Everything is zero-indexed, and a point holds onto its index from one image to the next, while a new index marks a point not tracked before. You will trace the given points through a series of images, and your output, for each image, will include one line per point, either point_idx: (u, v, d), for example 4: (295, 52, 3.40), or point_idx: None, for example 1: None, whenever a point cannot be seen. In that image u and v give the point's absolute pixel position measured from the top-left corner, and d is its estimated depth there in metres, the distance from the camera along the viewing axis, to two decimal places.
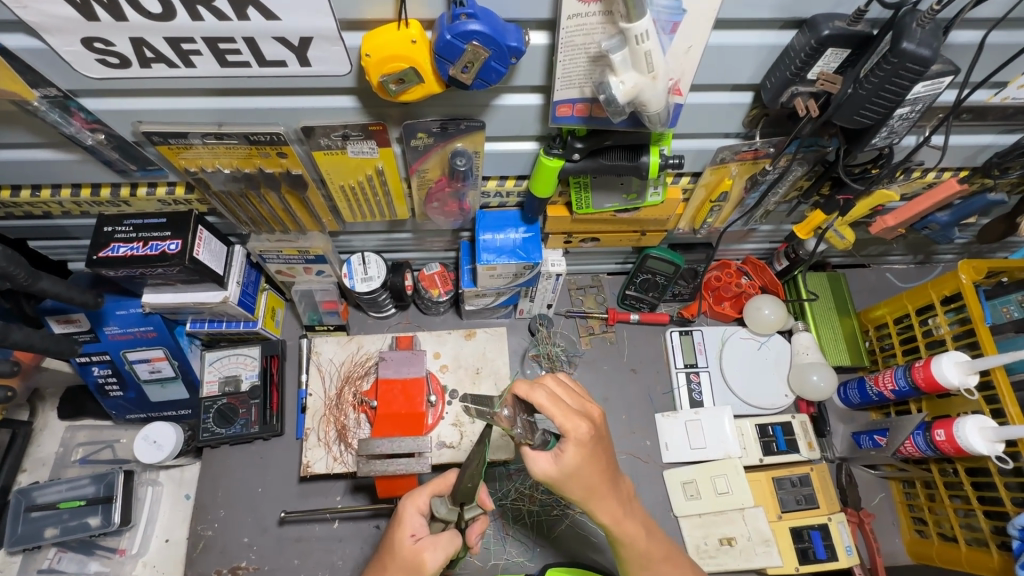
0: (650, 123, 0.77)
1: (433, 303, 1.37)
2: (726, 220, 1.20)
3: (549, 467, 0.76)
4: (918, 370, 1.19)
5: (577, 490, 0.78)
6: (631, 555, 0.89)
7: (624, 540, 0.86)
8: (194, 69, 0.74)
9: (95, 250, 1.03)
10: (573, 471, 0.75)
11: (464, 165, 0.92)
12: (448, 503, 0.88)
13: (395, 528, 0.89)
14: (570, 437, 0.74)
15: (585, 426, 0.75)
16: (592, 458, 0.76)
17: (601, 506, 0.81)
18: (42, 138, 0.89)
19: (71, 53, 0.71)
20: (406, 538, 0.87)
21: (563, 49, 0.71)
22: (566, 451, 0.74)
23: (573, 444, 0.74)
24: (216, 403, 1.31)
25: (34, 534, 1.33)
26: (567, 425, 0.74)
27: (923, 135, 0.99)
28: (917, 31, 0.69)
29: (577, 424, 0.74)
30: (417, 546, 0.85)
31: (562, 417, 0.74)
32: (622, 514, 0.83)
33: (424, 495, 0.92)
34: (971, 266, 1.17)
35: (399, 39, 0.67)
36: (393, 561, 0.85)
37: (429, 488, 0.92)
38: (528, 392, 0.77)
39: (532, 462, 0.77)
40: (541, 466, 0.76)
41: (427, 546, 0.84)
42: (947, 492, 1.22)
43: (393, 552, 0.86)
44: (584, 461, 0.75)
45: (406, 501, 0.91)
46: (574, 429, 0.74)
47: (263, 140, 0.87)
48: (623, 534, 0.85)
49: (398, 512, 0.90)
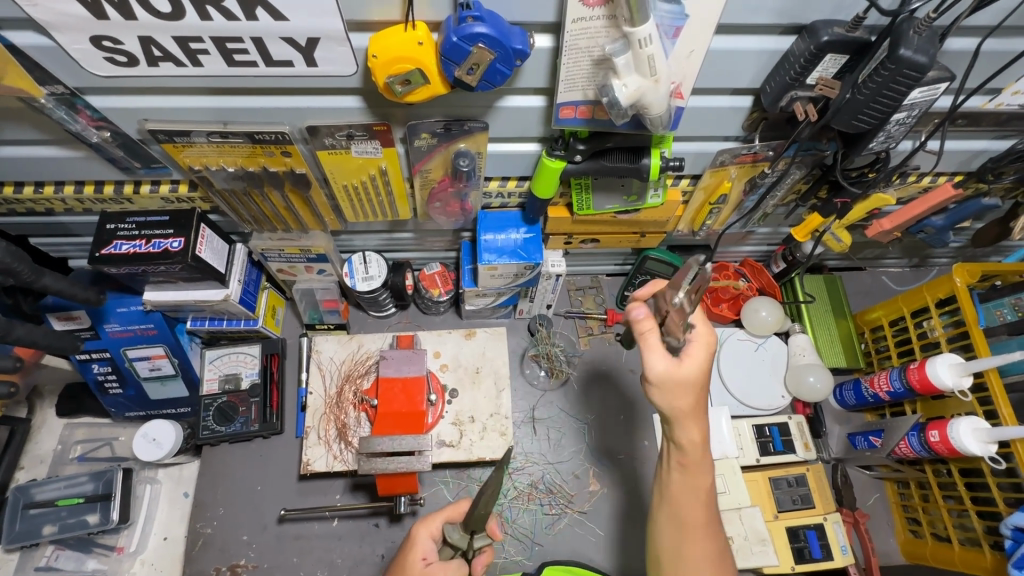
0: (652, 126, 0.78)
1: (434, 303, 1.38)
2: (725, 223, 1.21)
3: (668, 366, 0.81)
4: (913, 372, 1.20)
5: (685, 402, 0.82)
6: (685, 486, 0.89)
7: (689, 465, 0.87)
8: (201, 68, 0.75)
9: (98, 247, 1.04)
10: (690, 379, 0.82)
11: (467, 165, 0.93)
12: (461, 530, 0.85)
13: (407, 551, 0.91)
14: (696, 340, 0.83)
15: (711, 332, 0.84)
16: (709, 376, 0.83)
17: (686, 429, 0.84)
18: (47, 135, 0.89)
19: (79, 51, 0.71)
20: (417, 561, 0.89)
21: (567, 52, 0.72)
22: (693, 351, 0.82)
23: (700, 349, 0.82)
24: (216, 401, 1.32)
25: (31, 532, 1.33)
26: (699, 327, 0.83)
27: (919, 139, 1.00)
28: (914, 38, 0.70)
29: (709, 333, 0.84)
30: (427, 569, 0.87)
31: (696, 317, 0.83)
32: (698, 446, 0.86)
33: (437, 520, 0.93)
34: (965, 269, 1.18)
35: (405, 41, 0.68)
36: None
37: (443, 514, 0.93)
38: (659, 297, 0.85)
39: (649, 362, 0.82)
40: (657, 364, 0.81)
41: (436, 571, 0.85)
42: (940, 493, 1.23)
43: (402, 571, 0.88)
44: (703, 373, 0.83)
45: (419, 524, 0.93)
46: (701, 338, 0.83)
47: (268, 139, 0.88)
48: (693, 460, 0.87)
49: (411, 535, 0.92)
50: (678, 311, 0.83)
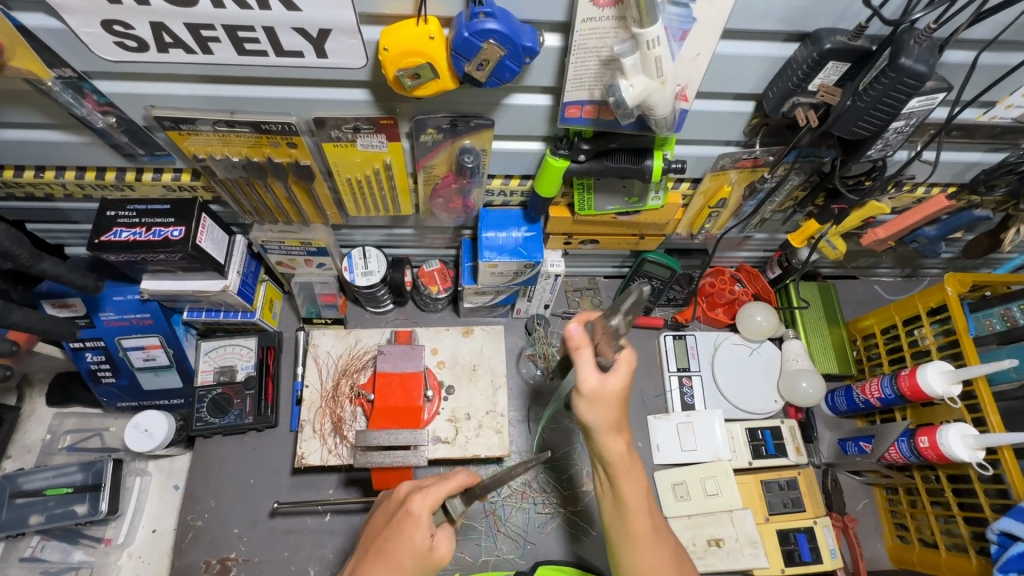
0: (656, 127, 0.79)
1: (432, 300, 1.38)
2: (723, 227, 1.23)
3: (592, 381, 0.81)
4: (904, 379, 1.22)
5: (612, 412, 0.82)
6: (619, 506, 0.87)
7: (621, 485, 0.85)
8: (211, 56, 0.75)
9: (97, 234, 1.03)
10: (611, 392, 0.81)
11: (472, 161, 0.95)
12: (463, 502, 0.90)
13: (408, 525, 0.84)
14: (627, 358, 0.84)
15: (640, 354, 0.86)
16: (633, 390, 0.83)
17: (610, 439, 0.83)
18: (52, 120, 0.89)
19: (88, 35, 0.71)
20: (425, 536, 0.84)
21: (575, 51, 0.73)
22: (591, 375, 0.81)
23: (625, 362, 0.82)
24: (210, 393, 1.32)
25: (17, 521, 1.31)
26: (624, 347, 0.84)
27: (915, 150, 1.02)
28: (914, 48, 0.72)
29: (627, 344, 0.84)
30: (434, 543, 0.85)
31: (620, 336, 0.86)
32: (627, 459, 0.84)
33: (436, 492, 0.87)
34: (955, 279, 1.20)
35: (417, 34, 0.69)
36: (411, 560, 0.83)
37: (446, 490, 0.88)
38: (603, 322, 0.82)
39: (582, 375, 0.82)
40: (586, 379, 0.81)
41: (443, 541, 0.86)
42: (928, 498, 1.25)
43: (412, 551, 0.83)
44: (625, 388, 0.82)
45: (418, 499, 0.86)
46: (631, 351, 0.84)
47: (274, 130, 0.88)
48: (625, 476, 0.85)
49: (413, 511, 0.85)
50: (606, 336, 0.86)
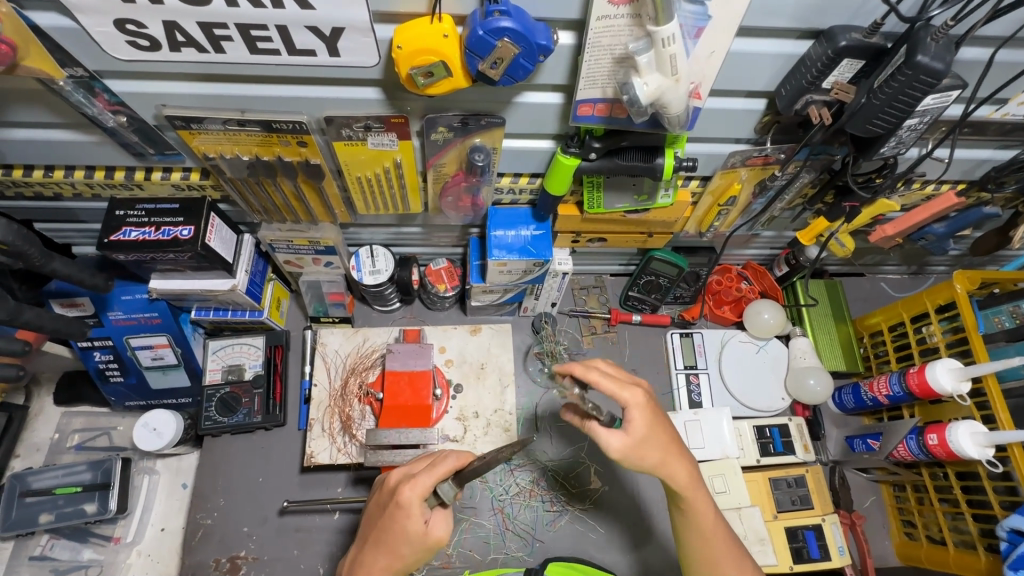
0: (669, 125, 0.79)
1: (439, 298, 1.39)
2: (732, 225, 1.23)
3: (622, 442, 0.83)
4: (913, 376, 1.22)
5: (652, 457, 0.84)
6: (692, 525, 0.92)
7: (689, 507, 0.90)
8: (223, 55, 0.75)
9: (107, 233, 1.03)
10: (642, 441, 0.83)
11: (482, 160, 0.94)
12: (455, 486, 0.88)
13: (399, 517, 0.86)
14: (631, 404, 0.83)
15: (640, 392, 0.84)
16: (658, 422, 0.84)
17: (675, 471, 0.86)
18: (62, 119, 0.89)
19: (101, 34, 0.71)
20: (418, 524, 0.86)
21: (589, 49, 0.72)
22: (615, 440, 0.83)
23: (637, 411, 0.82)
24: (218, 392, 1.32)
25: (26, 520, 1.32)
26: (625, 397, 0.83)
27: (927, 147, 1.02)
28: (930, 45, 0.72)
29: (632, 393, 0.83)
30: (428, 528, 0.87)
31: (618, 389, 0.83)
32: (694, 484, 0.88)
33: (425, 481, 0.86)
34: (965, 276, 1.20)
35: (431, 32, 0.69)
36: (407, 546, 0.87)
37: (434, 477, 0.86)
38: (585, 373, 0.84)
39: (607, 441, 0.84)
40: (612, 443, 0.83)
41: (437, 523, 0.88)
42: (936, 496, 1.25)
43: (406, 538, 0.86)
44: (650, 427, 0.83)
45: (407, 490, 0.85)
46: (632, 391, 0.83)
47: (285, 128, 0.88)
48: (691, 501, 0.89)
49: (403, 505, 0.85)
50: (600, 386, 0.84)
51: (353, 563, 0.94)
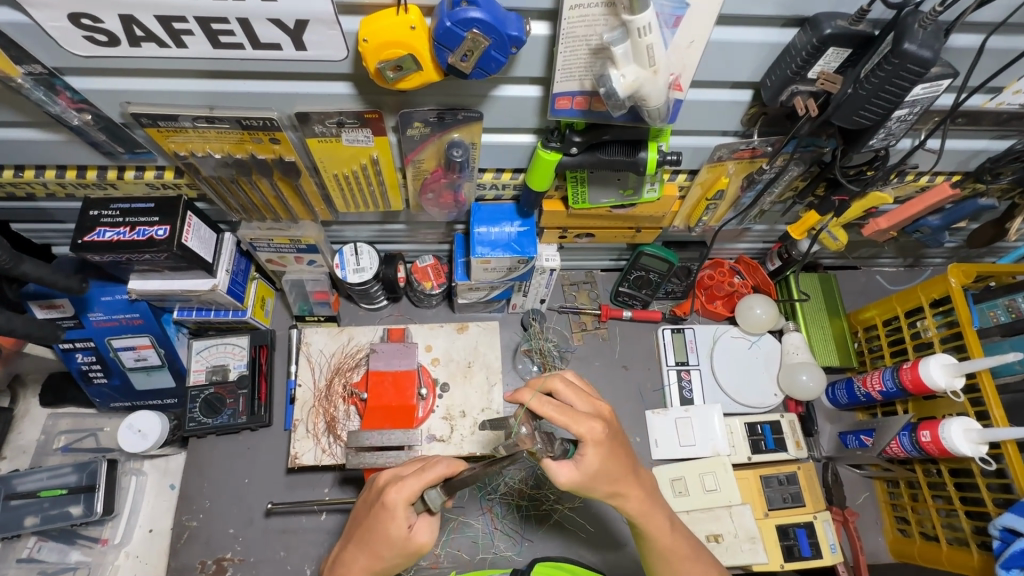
0: (650, 118, 0.77)
1: (426, 296, 1.37)
2: (721, 219, 1.20)
3: (572, 473, 0.81)
4: (906, 372, 1.19)
5: (601, 485, 0.83)
6: (652, 545, 0.92)
7: (648, 534, 0.90)
8: (186, 50, 0.72)
9: (80, 234, 1.01)
10: (595, 473, 0.81)
11: (461, 156, 0.91)
12: (442, 494, 0.84)
13: (384, 518, 0.84)
14: (588, 440, 0.80)
15: (599, 426, 0.80)
16: (613, 455, 0.82)
17: (628, 498, 0.86)
18: (26, 118, 0.86)
19: (57, 29, 0.69)
20: (401, 530, 0.84)
21: (564, 40, 0.70)
22: (564, 471, 0.81)
23: (592, 447, 0.79)
24: (202, 393, 1.30)
25: (13, 523, 1.29)
26: (580, 429, 0.79)
27: (919, 138, 0.99)
28: (918, 32, 0.69)
29: (590, 428, 0.79)
30: (412, 534, 0.86)
31: (573, 424, 0.79)
32: (648, 506, 0.88)
33: (413, 484, 0.84)
34: (960, 270, 1.17)
35: (398, 24, 0.66)
36: (388, 549, 0.85)
37: (422, 482, 0.84)
38: (538, 406, 0.77)
39: (556, 472, 0.82)
40: (562, 474, 0.81)
41: (421, 530, 0.87)
42: (930, 492, 1.24)
43: (388, 541, 0.85)
44: (604, 460, 0.81)
45: (394, 492, 0.83)
46: (590, 425, 0.79)
47: (256, 125, 0.86)
48: (648, 527, 0.90)
49: (388, 506, 0.83)
50: (552, 422, 0.78)
51: (336, 560, 0.93)
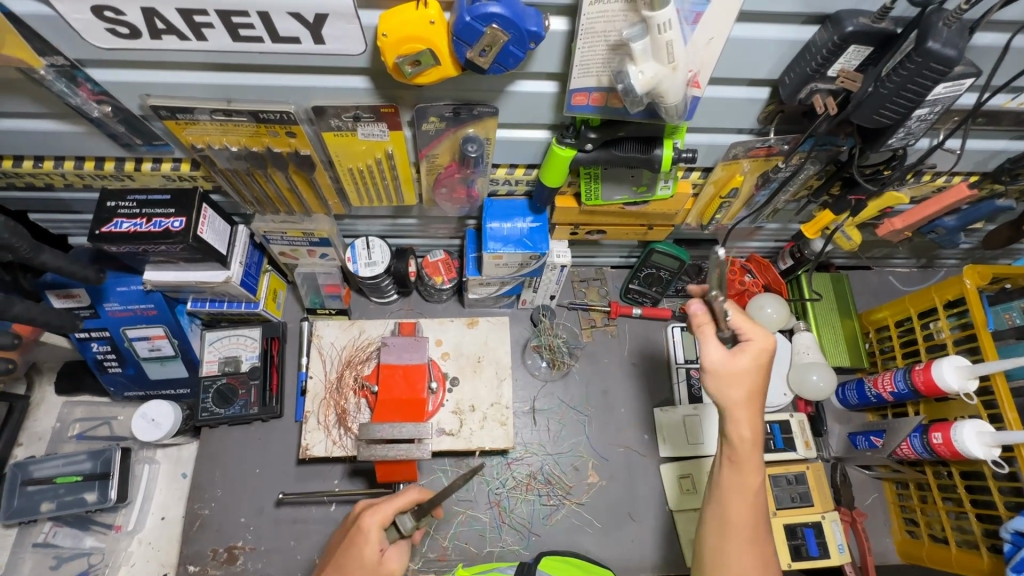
0: (667, 116, 0.77)
1: (436, 291, 1.37)
2: (734, 217, 1.20)
3: (717, 357, 0.82)
4: (919, 374, 1.19)
5: (739, 393, 0.81)
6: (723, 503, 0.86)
7: (725, 481, 0.85)
8: (206, 43, 0.73)
9: (98, 225, 1.02)
10: (740, 372, 0.81)
11: (475, 151, 0.91)
12: (414, 518, 0.88)
13: (358, 540, 0.86)
14: (758, 344, 0.81)
15: (772, 339, 0.82)
16: (761, 366, 0.82)
17: (737, 423, 0.82)
18: (46, 109, 0.87)
19: (79, 21, 0.69)
20: (372, 553, 0.85)
21: (583, 36, 0.69)
22: (713, 352, 0.82)
23: (754, 348, 0.81)
24: (215, 383, 1.32)
25: (29, 508, 1.33)
26: (755, 332, 0.81)
27: (938, 138, 0.98)
28: (942, 30, 0.68)
29: (769, 334, 0.81)
30: (383, 558, 0.86)
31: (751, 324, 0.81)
32: (748, 445, 0.83)
33: (387, 509, 0.88)
34: (975, 271, 1.16)
35: (417, 18, 0.66)
36: (358, 574, 0.85)
37: (395, 506, 0.88)
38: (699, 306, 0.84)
39: (707, 348, 0.83)
40: (711, 353, 0.82)
41: (393, 556, 0.88)
42: (939, 494, 1.23)
43: (359, 566, 0.85)
44: (753, 364, 0.81)
45: (369, 515, 0.87)
46: (763, 334, 0.82)
47: (272, 118, 0.86)
48: (739, 471, 0.84)
49: (362, 528, 0.86)
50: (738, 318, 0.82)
51: None
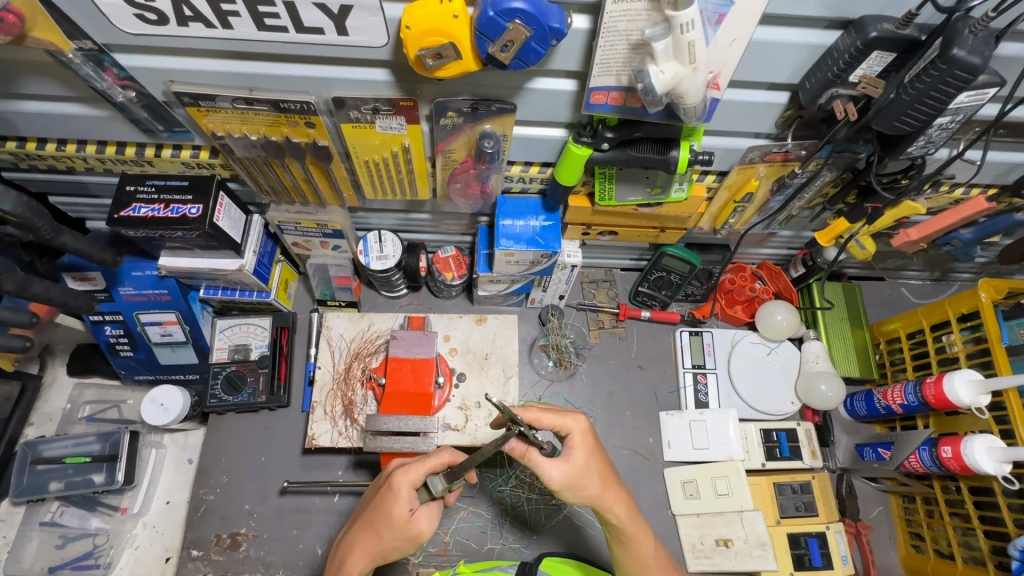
0: (685, 116, 0.77)
1: (446, 286, 1.38)
2: (747, 223, 1.20)
3: (562, 471, 0.86)
4: (929, 387, 1.17)
5: (593, 486, 0.88)
6: (634, 558, 0.95)
7: (632, 539, 0.93)
8: (231, 30, 0.74)
9: (117, 209, 1.03)
10: (582, 469, 0.87)
11: (491, 147, 0.92)
12: (444, 481, 0.87)
13: (388, 499, 0.87)
14: (574, 432, 0.89)
15: (583, 419, 0.90)
16: (595, 450, 0.89)
17: (613, 506, 0.90)
18: (71, 92, 0.89)
19: (109, 6, 0.70)
20: (404, 512, 0.86)
21: (604, 34, 0.70)
22: (556, 469, 0.86)
23: (579, 437, 0.88)
24: (225, 370, 1.33)
25: (38, 487, 1.35)
26: (566, 422, 0.89)
27: (957, 148, 0.97)
28: (968, 38, 0.68)
29: (575, 419, 0.89)
30: (413, 519, 0.87)
31: (562, 414, 0.89)
32: (631, 516, 0.91)
33: (418, 470, 0.88)
34: (991, 284, 1.15)
35: (441, 13, 0.66)
36: (389, 529, 0.88)
37: (426, 468, 0.88)
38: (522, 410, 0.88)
39: (548, 471, 0.86)
40: (553, 475, 0.85)
41: (422, 517, 0.88)
42: (947, 509, 1.22)
43: (390, 522, 0.87)
44: (589, 455, 0.88)
45: (400, 476, 0.87)
46: (574, 419, 0.89)
47: (293, 108, 0.87)
48: (634, 532, 0.92)
49: (393, 487, 0.86)
50: (544, 419, 0.88)
51: (340, 541, 0.97)
